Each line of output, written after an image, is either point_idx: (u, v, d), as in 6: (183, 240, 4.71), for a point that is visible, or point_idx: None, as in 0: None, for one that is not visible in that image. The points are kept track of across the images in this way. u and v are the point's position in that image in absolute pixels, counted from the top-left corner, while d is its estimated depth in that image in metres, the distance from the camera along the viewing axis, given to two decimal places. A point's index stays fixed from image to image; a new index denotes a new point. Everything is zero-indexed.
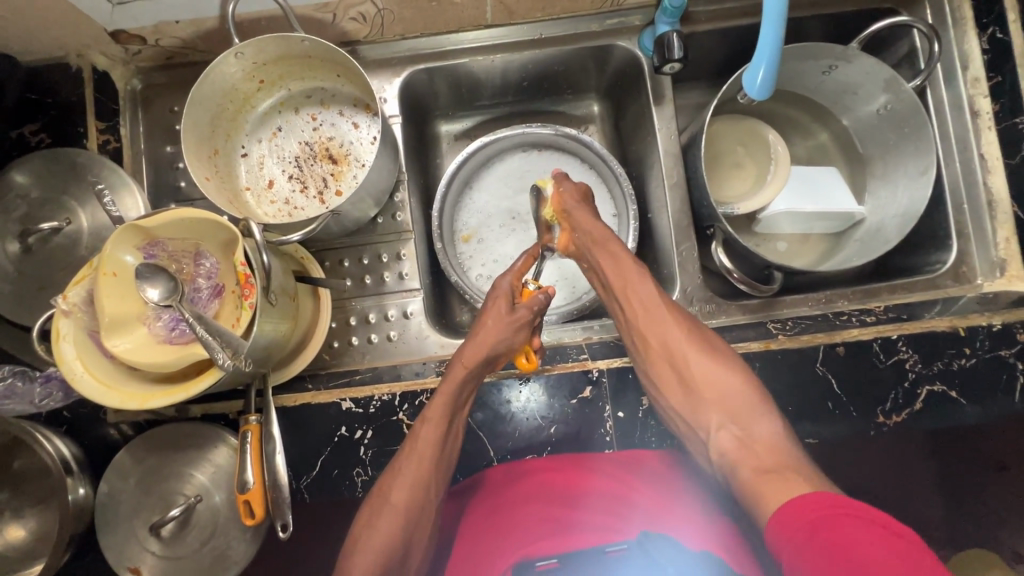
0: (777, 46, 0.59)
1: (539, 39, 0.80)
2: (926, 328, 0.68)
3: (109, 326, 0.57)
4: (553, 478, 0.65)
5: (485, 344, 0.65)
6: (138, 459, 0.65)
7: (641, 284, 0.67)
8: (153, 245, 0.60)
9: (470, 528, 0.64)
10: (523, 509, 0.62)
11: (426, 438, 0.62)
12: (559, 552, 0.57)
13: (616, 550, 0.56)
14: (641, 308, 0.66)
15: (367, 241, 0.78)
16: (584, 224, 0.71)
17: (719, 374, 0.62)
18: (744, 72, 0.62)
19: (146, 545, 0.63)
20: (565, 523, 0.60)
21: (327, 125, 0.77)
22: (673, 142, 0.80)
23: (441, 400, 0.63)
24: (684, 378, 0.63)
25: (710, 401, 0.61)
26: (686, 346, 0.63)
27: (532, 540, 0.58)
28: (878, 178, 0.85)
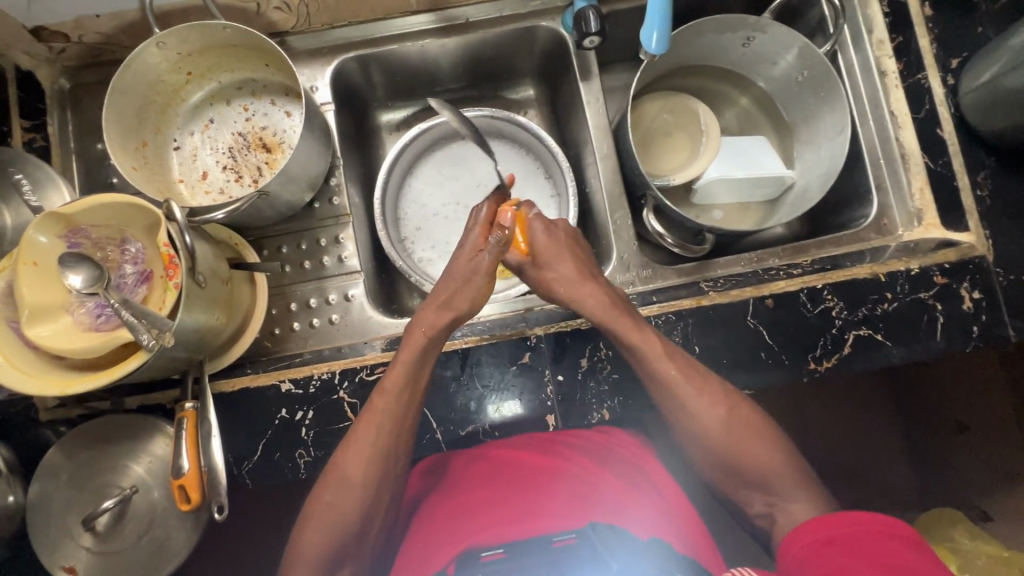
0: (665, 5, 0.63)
1: (466, 24, 0.82)
2: (849, 276, 0.71)
3: (29, 314, 0.56)
4: (522, 461, 0.70)
5: (447, 309, 0.66)
6: (71, 454, 0.64)
7: (643, 341, 0.64)
8: (76, 234, 0.60)
9: (433, 504, 0.70)
10: (486, 494, 0.68)
11: (385, 407, 0.62)
12: (506, 544, 0.61)
13: (564, 540, 0.60)
14: (642, 365, 0.64)
15: (306, 226, 0.78)
16: (584, 292, 0.67)
17: (757, 452, 0.63)
18: (641, 30, 0.65)
19: (80, 541, 0.62)
20: (528, 513, 0.65)
21: (259, 115, 0.78)
22: (603, 118, 0.82)
23: (400, 368, 0.63)
24: (700, 432, 0.64)
25: (749, 478, 0.63)
26: (729, 426, 0.63)
27: (488, 529, 0.64)
28: (804, 142, 0.89)
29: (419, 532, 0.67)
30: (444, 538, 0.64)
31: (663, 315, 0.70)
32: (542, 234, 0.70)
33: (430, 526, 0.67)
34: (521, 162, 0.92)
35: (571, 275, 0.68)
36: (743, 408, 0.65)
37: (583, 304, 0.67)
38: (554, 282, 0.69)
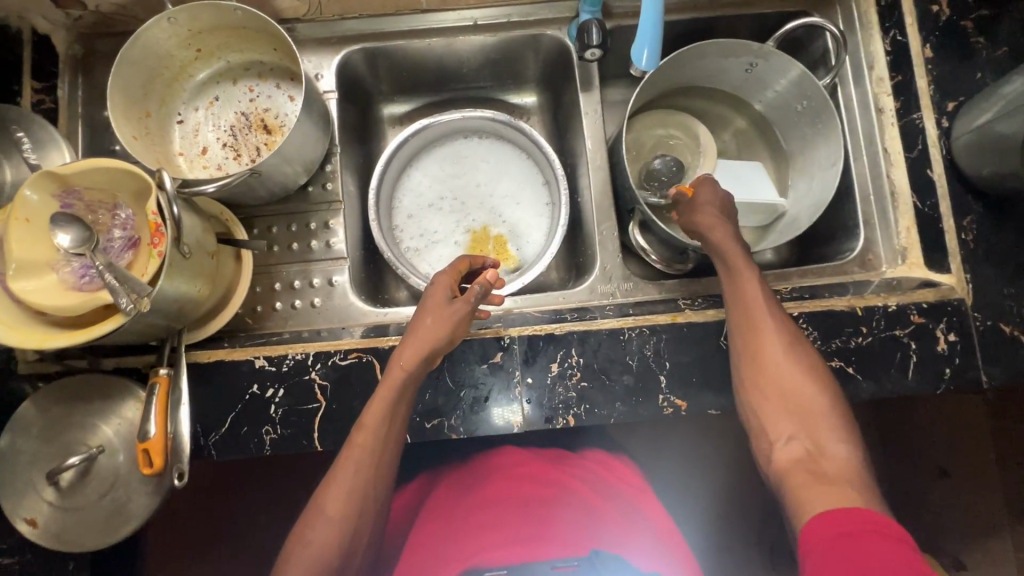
0: (658, 27, 0.63)
1: (474, 26, 0.84)
2: (826, 306, 0.71)
3: (17, 268, 0.58)
4: (522, 486, 0.78)
5: (425, 343, 0.64)
6: (43, 409, 0.65)
7: (750, 285, 0.66)
8: (70, 195, 0.62)
9: (436, 516, 0.77)
10: (495, 515, 0.76)
11: (367, 440, 0.62)
12: (510, 564, 0.73)
13: (564, 566, 0.73)
14: (746, 304, 0.66)
15: (297, 208, 0.79)
16: (718, 232, 0.69)
17: (811, 395, 0.61)
18: (631, 49, 0.65)
19: (42, 494, 0.63)
20: (537, 538, 0.75)
21: (263, 97, 0.79)
22: (600, 128, 0.83)
23: (380, 403, 0.63)
24: (765, 366, 0.63)
25: (793, 411, 0.61)
26: (792, 366, 0.63)
27: (494, 550, 0.74)
28: (798, 172, 0.90)
29: (421, 542, 0.75)
30: (453, 551, 0.74)
31: (637, 328, 0.70)
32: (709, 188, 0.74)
33: (432, 533, 0.75)
34: (519, 166, 0.95)
35: (714, 216, 0.71)
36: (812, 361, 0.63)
37: (711, 236, 0.69)
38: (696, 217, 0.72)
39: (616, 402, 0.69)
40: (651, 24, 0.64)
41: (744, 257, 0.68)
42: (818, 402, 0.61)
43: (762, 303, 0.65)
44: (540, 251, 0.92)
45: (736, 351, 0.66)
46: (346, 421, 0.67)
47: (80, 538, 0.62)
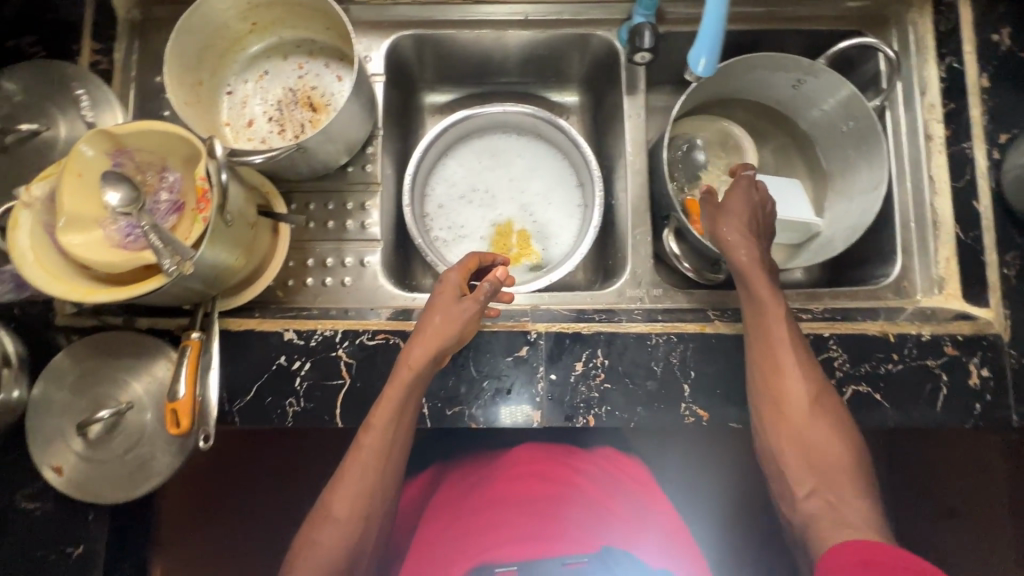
0: (719, 34, 0.63)
1: (525, 22, 0.84)
2: (857, 330, 0.71)
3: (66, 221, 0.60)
4: (529, 486, 0.77)
5: (434, 342, 0.64)
6: (77, 361, 0.67)
7: (779, 327, 0.65)
8: (121, 154, 0.63)
9: (443, 509, 0.80)
10: (499, 513, 0.75)
11: (374, 443, 0.64)
12: (517, 560, 0.71)
13: (575, 562, 0.71)
14: (773, 342, 0.65)
15: (335, 187, 0.80)
16: (740, 247, 0.69)
17: (829, 438, 0.63)
18: (689, 51, 0.66)
19: (70, 444, 0.64)
20: (544, 535, 0.72)
21: (312, 75, 0.80)
22: (641, 133, 0.82)
23: (388, 405, 0.64)
24: (784, 406, 0.64)
25: (810, 455, 0.62)
26: (812, 406, 0.63)
27: (500, 546, 0.72)
28: (836, 193, 0.89)
29: (427, 534, 0.77)
30: (459, 547, 0.73)
31: (665, 335, 0.70)
32: (742, 189, 0.74)
33: (440, 524, 0.77)
34: (555, 165, 0.95)
35: (741, 229, 0.70)
36: (829, 402, 0.64)
37: (733, 255, 0.69)
38: (722, 225, 0.71)
39: (638, 407, 0.68)
40: (713, 29, 0.63)
41: (775, 293, 0.67)
42: (836, 445, 0.62)
43: (790, 342, 0.65)
44: (569, 250, 0.92)
45: (756, 382, 0.66)
46: (368, 401, 0.68)
47: (103, 490, 0.64)
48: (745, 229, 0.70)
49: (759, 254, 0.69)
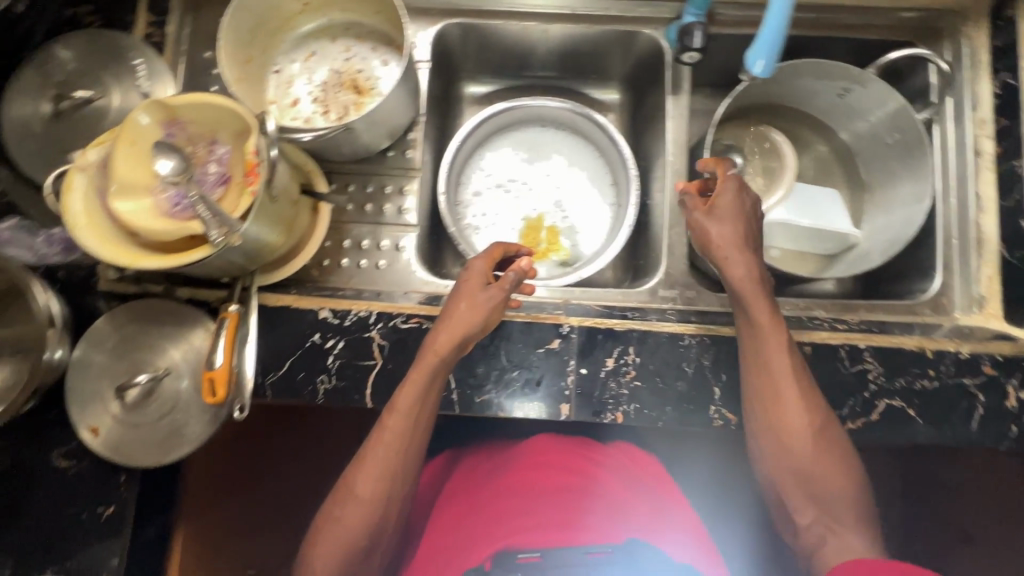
0: (780, 37, 0.62)
1: (571, 16, 0.84)
2: (895, 343, 0.70)
3: (118, 187, 0.61)
4: (548, 477, 0.77)
5: (459, 330, 0.64)
6: (118, 326, 0.68)
7: (782, 360, 0.64)
8: (174, 125, 0.64)
9: (454, 499, 0.80)
10: (517, 500, 0.75)
11: (394, 426, 0.65)
12: (540, 547, 0.70)
13: (597, 552, 0.69)
14: (773, 376, 0.64)
15: (375, 171, 0.81)
16: (736, 259, 0.65)
17: (832, 470, 0.63)
18: (747, 52, 0.66)
19: (108, 406, 0.66)
20: (565, 524, 0.72)
21: (358, 58, 0.81)
22: (683, 133, 0.82)
23: (410, 389, 0.64)
24: (787, 436, 0.63)
25: (810, 487, 0.64)
26: (816, 437, 0.63)
27: (520, 533, 0.71)
28: (875, 205, 0.88)
29: (440, 523, 0.77)
30: (476, 534, 0.73)
31: (697, 336, 0.70)
32: (731, 195, 0.67)
33: (454, 514, 0.78)
34: (591, 161, 0.95)
35: (736, 244, 0.65)
36: (831, 433, 0.64)
37: (730, 273, 0.65)
38: (713, 239, 0.66)
39: (667, 406, 0.68)
40: (774, 31, 0.62)
41: (778, 320, 0.65)
42: (838, 477, 0.63)
43: (794, 374, 0.64)
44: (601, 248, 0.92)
45: (757, 411, 0.65)
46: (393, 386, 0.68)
47: (137, 454, 0.65)
48: (739, 236, 0.66)
49: (757, 266, 0.65)
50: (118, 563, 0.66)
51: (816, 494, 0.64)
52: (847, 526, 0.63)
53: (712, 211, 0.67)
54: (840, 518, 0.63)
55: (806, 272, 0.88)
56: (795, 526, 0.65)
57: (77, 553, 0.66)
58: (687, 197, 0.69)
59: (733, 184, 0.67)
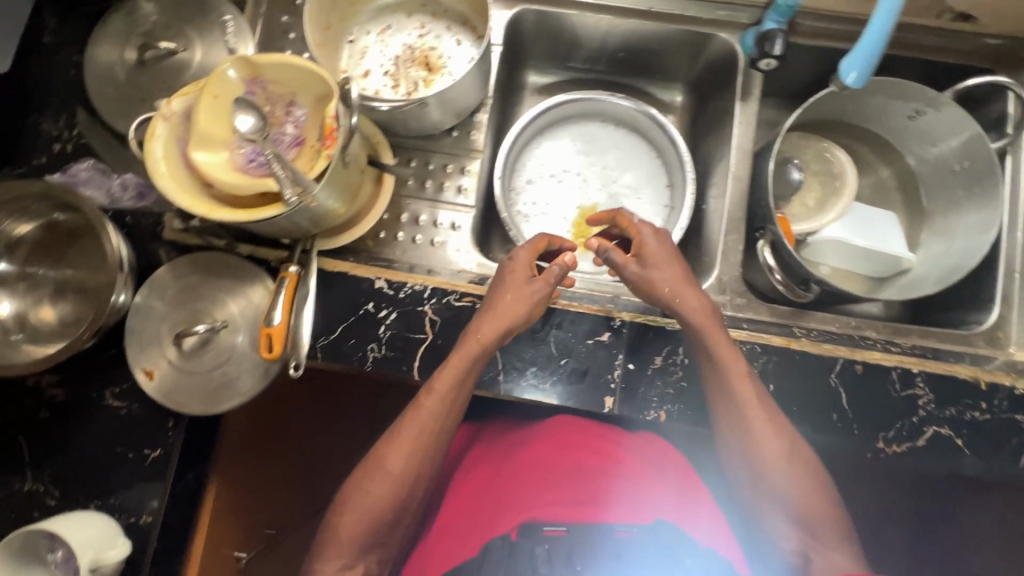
0: (878, 49, 0.63)
1: (647, 12, 0.83)
2: (948, 371, 0.69)
3: (197, 138, 0.62)
4: (573, 454, 0.76)
5: (504, 321, 0.65)
6: (180, 275, 0.70)
7: (745, 389, 0.65)
8: (255, 83, 0.65)
9: (474, 474, 0.81)
10: (539, 476, 0.75)
11: (432, 409, 0.65)
12: (567, 523, 0.71)
13: (625, 532, 0.70)
14: (738, 406, 0.64)
15: (438, 149, 0.81)
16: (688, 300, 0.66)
17: (812, 492, 0.64)
18: (841, 61, 0.66)
19: (165, 352, 0.67)
20: (588, 503, 0.72)
21: (432, 36, 0.82)
22: (749, 140, 0.81)
23: (449, 373, 0.65)
24: (758, 456, 0.64)
25: (786, 508, 0.64)
26: (789, 462, 0.64)
27: (542, 507, 0.71)
28: (933, 232, 0.86)
29: (461, 496, 0.79)
30: (496, 508, 0.74)
31: (748, 343, 0.70)
32: (653, 239, 0.69)
33: (474, 489, 0.79)
34: (647, 161, 0.95)
35: (678, 281, 0.67)
36: (801, 456, 0.65)
37: (685, 312, 0.66)
38: (658, 284, 0.67)
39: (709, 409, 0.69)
40: (874, 42, 0.63)
41: (733, 350, 0.66)
42: (818, 497, 0.63)
43: (757, 400, 0.65)
44: None
45: (729, 431, 0.66)
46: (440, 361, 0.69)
47: (187, 402, 0.66)
48: (673, 279, 0.67)
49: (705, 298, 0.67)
50: (157, 504, 0.68)
51: (797, 515, 0.64)
52: (835, 548, 0.62)
53: (646, 257, 0.69)
54: (826, 541, 0.62)
55: (855, 289, 0.87)
56: (780, 547, 0.65)
57: (120, 490, 0.68)
58: (611, 254, 0.70)
59: (648, 228, 0.70)
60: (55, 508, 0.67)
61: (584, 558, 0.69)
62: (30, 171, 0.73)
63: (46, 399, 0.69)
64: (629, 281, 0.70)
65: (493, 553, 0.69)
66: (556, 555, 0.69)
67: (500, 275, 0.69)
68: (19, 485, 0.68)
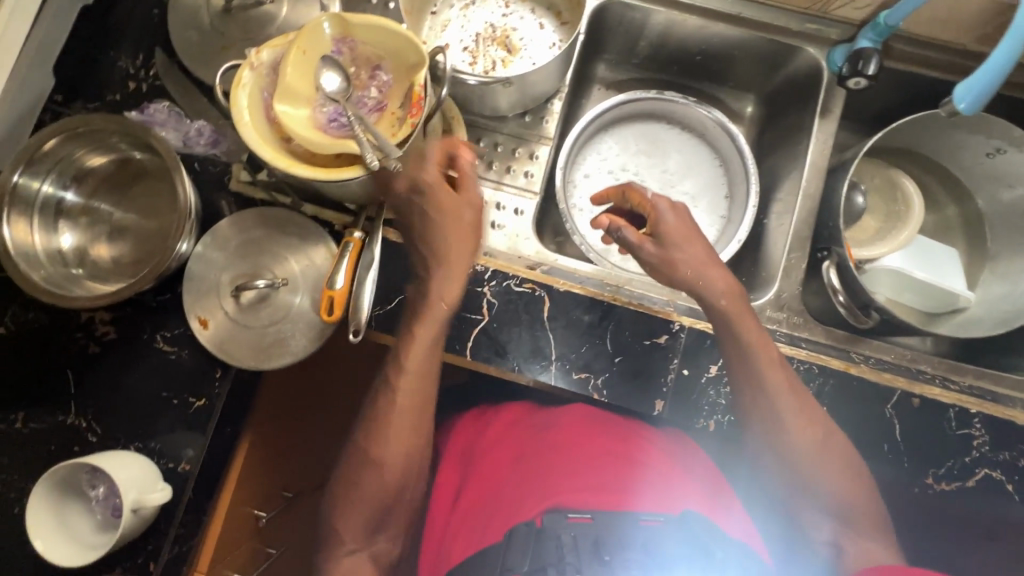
0: (1000, 78, 0.61)
1: (736, 17, 0.81)
2: (1008, 416, 0.68)
3: (282, 90, 0.61)
4: (595, 442, 0.76)
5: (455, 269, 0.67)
6: (244, 228, 0.69)
7: (775, 376, 0.65)
8: (344, 43, 0.64)
9: (489, 458, 0.80)
10: (562, 461, 0.74)
11: (411, 383, 0.67)
12: (589, 510, 0.68)
13: (650, 521, 0.67)
14: (769, 396, 0.65)
15: (508, 131, 0.81)
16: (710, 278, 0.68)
17: (844, 485, 0.65)
18: (956, 86, 0.65)
19: (222, 304, 0.67)
20: (612, 490, 0.71)
21: (515, 16, 0.80)
22: (824, 158, 0.80)
23: (421, 351, 0.66)
24: (788, 446, 0.65)
25: (818, 497, 0.65)
26: (820, 451, 0.65)
27: (564, 493, 0.70)
28: (995, 274, 0.85)
29: (482, 476, 0.78)
30: (516, 493, 0.72)
31: (806, 363, 0.69)
32: (671, 216, 0.70)
33: (490, 474, 0.78)
34: (710, 168, 0.93)
35: (700, 260, 0.69)
36: (838, 444, 0.65)
37: (711, 290, 0.68)
38: (680, 263, 0.69)
39: None
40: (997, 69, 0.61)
41: (762, 338, 0.67)
42: (850, 485, 0.65)
43: (789, 390, 0.66)
44: None
45: (753, 419, 0.66)
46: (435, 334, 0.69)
47: (241, 355, 0.66)
48: (697, 260, 0.69)
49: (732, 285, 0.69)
50: (197, 451, 0.68)
51: (830, 505, 0.65)
52: (868, 538, 0.64)
53: (664, 235, 0.70)
54: (859, 529, 0.64)
55: (911, 319, 0.86)
56: (811, 536, 0.67)
57: (162, 434, 0.68)
58: (625, 232, 0.71)
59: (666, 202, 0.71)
60: (96, 444, 0.67)
61: (612, 545, 0.64)
62: (103, 106, 0.73)
63: (97, 334, 0.69)
64: (649, 261, 0.71)
65: (517, 539, 0.65)
66: (584, 541, 0.64)
67: (407, 217, 0.67)
68: (62, 417, 0.68)
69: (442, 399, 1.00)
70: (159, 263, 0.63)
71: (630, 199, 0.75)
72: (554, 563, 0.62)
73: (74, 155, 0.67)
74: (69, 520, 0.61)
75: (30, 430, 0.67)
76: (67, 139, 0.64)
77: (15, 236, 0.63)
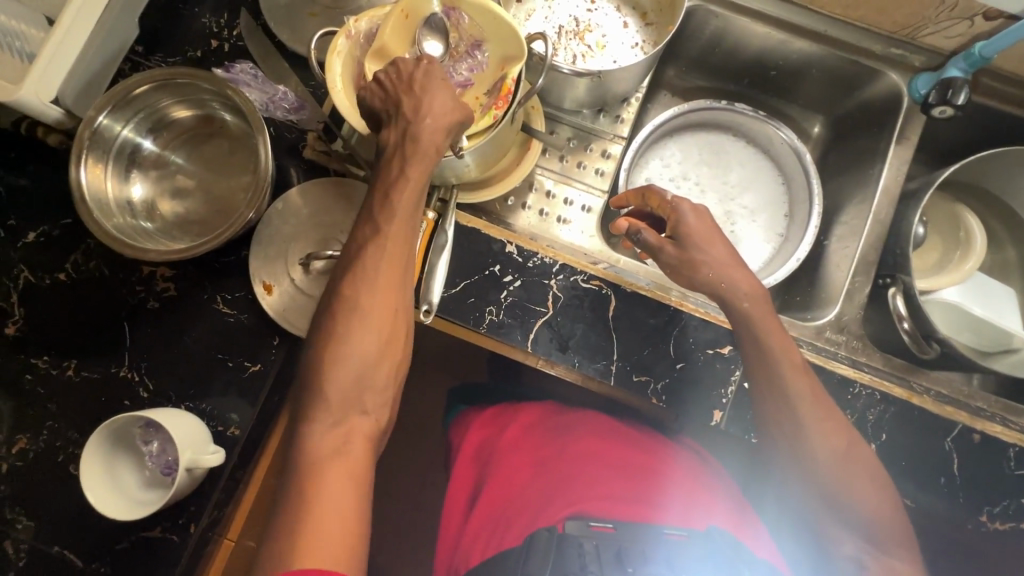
0: None
1: (820, 35, 0.80)
2: None
3: (375, 50, 0.61)
4: (613, 454, 0.77)
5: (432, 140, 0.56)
6: (317, 198, 0.69)
7: (800, 382, 0.63)
8: (450, 13, 0.62)
9: (505, 465, 0.78)
10: (581, 472, 0.74)
11: (385, 300, 0.55)
12: (609, 520, 0.68)
13: (674, 535, 0.67)
14: (790, 403, 0.63)
15: (581, 127, 0.81)
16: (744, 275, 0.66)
17: (871, 501, 0.62)
18: None
19: (290, 272, 0.67)
20: (632, 502, 0.71)
21: (600, 12, 0.80)
22: (896, 184, 0.79)
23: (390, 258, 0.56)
24: (808, 457, 0.63)
25: (846, 520, 0.63)
26: (846, 464, 0.63)
27: (585, 504, 0.70)
28: None
29: (499, 484, 0.76)
30: (539, 502, 0.72)
31: (869, 388, 0.68)
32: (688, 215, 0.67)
33: (508, 482, 0.76)
34: (772, 184, 0.93)
35: (722, 263, 0.66)
36: (863, 456, 0.63)
37: (737, 290, 0.66)
38: (702, 266, 0.66)
39: None
40: None
41: (783, 340, 0.65)
42: (875, 500, 0.62)
43: (812, 399, 0.64)
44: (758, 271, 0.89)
45: (777, 429, 0.64)
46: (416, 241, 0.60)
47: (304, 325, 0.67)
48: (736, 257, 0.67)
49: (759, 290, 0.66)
50: (245, 417, 0.67)
51: (857, 523, 0.62)
52: (895, 556, 0.61)
53: (685, 237, 0.67)
54: (889, 549, 0.61)
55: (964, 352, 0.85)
56: (833, 552, 0.64)
57: (212, 396, 0.67)
58: (644, 235, 0.68)
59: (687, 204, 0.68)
60: (147, 400, 0.67)
61: (635, 558, 0.63)
62: (183, 62, 0.72)
63: (156, 290, 0.68)
64: (669, 264, 0.69)
65: (538, 545, 0.64)
66: (606, 551, 0.64)
67: (393, 85, 0.57)
68: (114, 369, 0.67)
69: (478, 389, 0.99)
70: (233, 225, 0.61)
71: (648, 202, 0.72)
72: (576, 571, 0.61)
73: (159, 104, 0.66)
74: (119, 475, 0.61)
75: (82, 379, 0.67)
76: (157, 86, 0.64)
77: (90, 178, 0.62)
